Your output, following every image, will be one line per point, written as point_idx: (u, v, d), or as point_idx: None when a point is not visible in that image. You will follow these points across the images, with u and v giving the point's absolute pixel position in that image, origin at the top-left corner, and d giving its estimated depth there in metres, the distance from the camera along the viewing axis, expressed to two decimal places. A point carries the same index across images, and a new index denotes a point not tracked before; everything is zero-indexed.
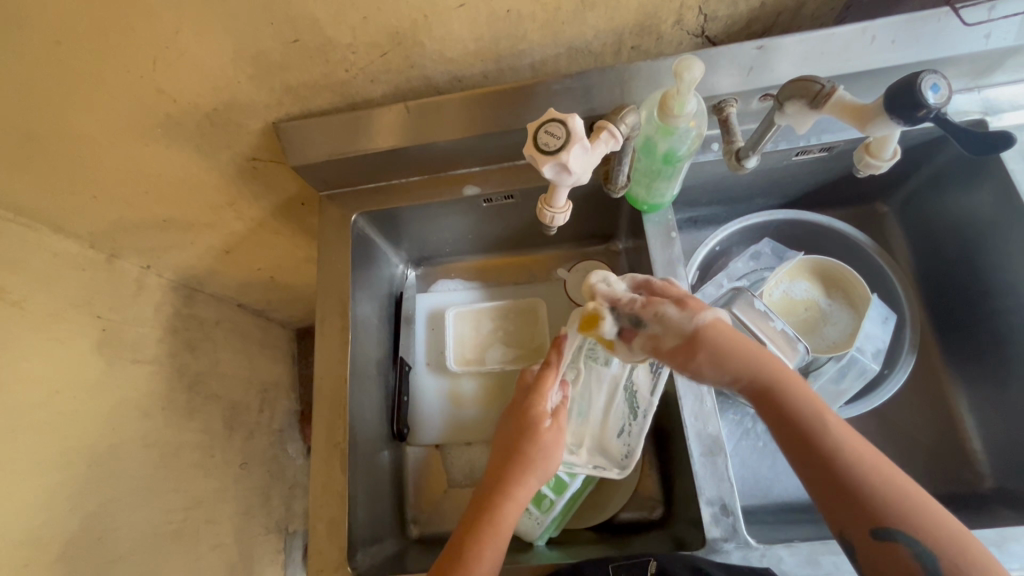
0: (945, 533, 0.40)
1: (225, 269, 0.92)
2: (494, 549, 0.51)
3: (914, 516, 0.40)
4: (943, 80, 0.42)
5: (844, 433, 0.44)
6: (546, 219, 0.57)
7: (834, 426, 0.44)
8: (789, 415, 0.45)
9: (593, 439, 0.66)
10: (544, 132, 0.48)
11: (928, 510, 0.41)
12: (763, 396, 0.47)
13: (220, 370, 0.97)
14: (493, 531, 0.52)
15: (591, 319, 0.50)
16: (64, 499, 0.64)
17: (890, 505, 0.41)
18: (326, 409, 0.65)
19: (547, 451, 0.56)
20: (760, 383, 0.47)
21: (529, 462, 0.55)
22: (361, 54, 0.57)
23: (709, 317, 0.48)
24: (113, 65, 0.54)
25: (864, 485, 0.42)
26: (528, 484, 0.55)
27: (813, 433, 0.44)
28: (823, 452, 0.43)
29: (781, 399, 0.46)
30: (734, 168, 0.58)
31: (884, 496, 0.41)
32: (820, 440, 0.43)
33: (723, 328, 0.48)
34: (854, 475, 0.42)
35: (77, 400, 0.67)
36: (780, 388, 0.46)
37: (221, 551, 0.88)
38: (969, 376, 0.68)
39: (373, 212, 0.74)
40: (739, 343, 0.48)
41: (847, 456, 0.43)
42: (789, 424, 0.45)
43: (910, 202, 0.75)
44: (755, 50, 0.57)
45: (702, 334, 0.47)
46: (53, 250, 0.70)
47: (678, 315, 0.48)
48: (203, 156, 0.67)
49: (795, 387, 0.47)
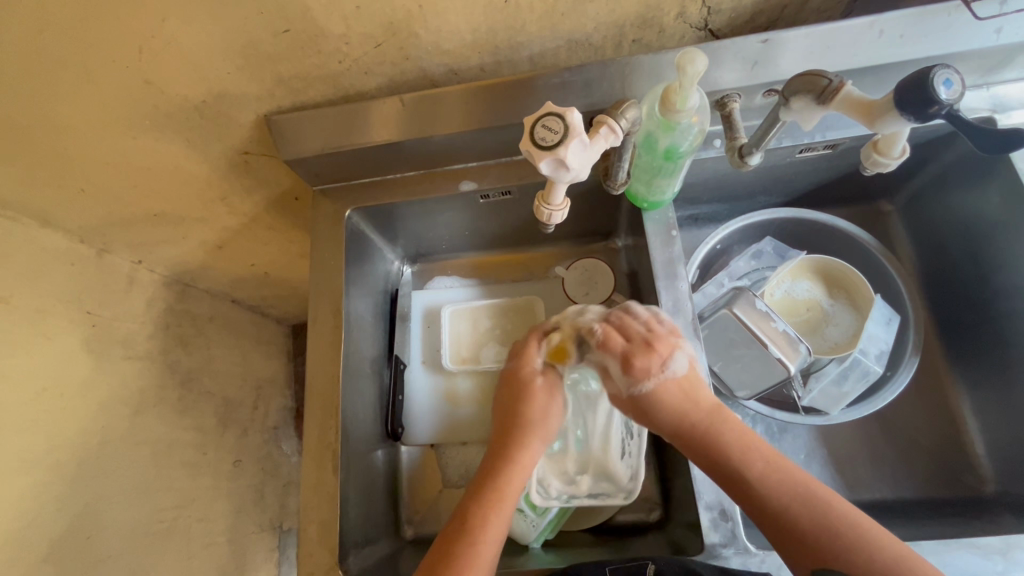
0: (881, 560, 0.41)
1: (218, 265, 0.91)
2: (499, 525, 0.51)
3: (848, 553, 0.42)
4: (956, 75, 0.40)
5: (771, 478, 0.46)
6: (544, 217, 0.56)
7: (761, 472, 0.47)
8: (720, 466, 0.49)
9: (596, 464, 0.65)
10: (541, 126, 0.47)
11: (861, 544, 0.42)
12: (699, 446, 0.50)
13: (214, 366, 0.96)
14: (500, 497, 0.52)
15: (557, 349, 0.60)
16: (51, 499, 0.62)
17: (823, 542, 0.42)
18: (318, 409, 0.63)
19: (544, 413, 0.58)
20: (693, 436, 0.50)
21: (530, 426, 0.57)
22: (354, 45, 0.56)
23: (650, 384, 0.52)
24: (98, 55, 0.52)
25: (795, 528, 0.44)
26: (533, 447, 0.57)
27: (742, 483, 0.47)
28: (752, 501, 0.46)
29: (713, 450, 0.49)
30: (737, 165, 0.56)
31: (815, 536, 0.43)
32: (748, 491, 0.47)
33: (665, 393, 0.51)
34: (785, 520, 0.44)
35: (66, 397, 0.66)
36: (712, 437, 0.50)
37: (214, 550, 0.87)
38: (972, 379, 0.67)
39: (368, 207, 0.72)
40: (678, 399, 0.51)
41: (774, 501, 0.45)
42: (722, 475, 0.48)
43: (914, 202, 0.73)
44: (760, 44, 0.55)
45: (640, 399, 0.53)
46: (41, 243, 0.68)
47: (620, 376, 0.53)
48: (193, 150, 0.65)
49: (726, 434, 0.49)
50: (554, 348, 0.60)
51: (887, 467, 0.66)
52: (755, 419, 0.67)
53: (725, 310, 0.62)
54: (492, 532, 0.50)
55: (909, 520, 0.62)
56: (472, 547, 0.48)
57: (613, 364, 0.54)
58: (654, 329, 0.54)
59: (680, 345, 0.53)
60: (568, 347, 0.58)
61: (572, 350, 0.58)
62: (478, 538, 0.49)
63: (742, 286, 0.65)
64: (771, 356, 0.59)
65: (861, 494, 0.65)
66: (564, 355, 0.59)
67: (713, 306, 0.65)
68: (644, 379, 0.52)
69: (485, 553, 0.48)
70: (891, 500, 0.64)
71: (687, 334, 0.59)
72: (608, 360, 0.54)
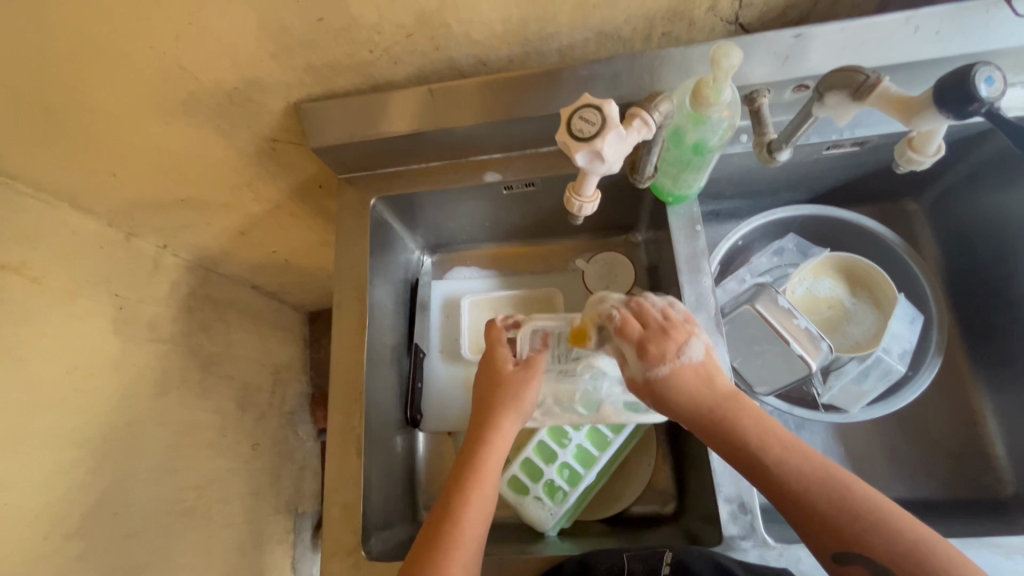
0: (903, 544, 0.41)
1: (240, 250, 0.92)
2: (484, 504, 0.52)
3: (868, 536, 0.42)
4: (998, 72, 0.40)
5: (790, 463, 0.46)
6: (574, 208, 0.56)
7: (780, 456, 0.47)
8: (736, 448, 0.49)
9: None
10: (578, 117, 0.47)
11: (881, 526, 0.42)
12: (713, 428, 0.50)
13: (234, 351, 0.97)
14: (479, 485, 0.53)
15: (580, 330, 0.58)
16: (81, 473, 0.64)
17: (843, 524, 0.43)
18: (341, 394, 0.64)
19: (512, 394, 0.58)
20: (709, 420, 0.50)
21: (505, 406, 0.58)
22: (386, 34, 0.56)
23: (666, 369, 0.51)
24: (135, 41, 0.53)
25: (813, 509, 0.44)
26: (508, 424, 0.57)
27: (759, 467, 0.47)
28: (770, 483, 0.46)
29: (729, 434, 0.49)
30: (765, 160, 0.56)
31: (834, 518, 0.43)
32: (764, 475, 0.47)
33: (679, 376, 0.51)
34: (803, 504, 0.44)
35: (95, 376, 0.68)
36: (727, 422, 0.49)
37: (234, 529, 0.89)
38: (996, 380, 0.67)
39: (392, 196, 0.73)
40: (694, 384, 0.51)
41: (792, 484, 0.45)
42: (738, 457, 0.48)
43: (941, 201, 0.73)
44: (792, 39, 0.55)
45: (656, 382, 0.52)
46: (73, 226, 0.70)
47: (635, 361, 0.53)
48: (222, 136, 0.66)
49: (742, 419, 0.50)
50: (576, 331, 0.58)
51: (906, 466, 0.66)
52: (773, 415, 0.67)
53: (746, 305, 0.62)
54: (473, 514, 0.51)
55: (928, 518, 0.62)
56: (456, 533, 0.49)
57: (632, 351, 0.53)
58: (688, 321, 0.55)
59: (696, 334, 0.53)
60: (590, 332, 0.57)
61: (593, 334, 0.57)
62: (463, 519, 0.50)
63: (764, 282, 0.65)
64: (792, 351, 0.59)
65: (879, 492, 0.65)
66: (587, 339, 0.58)
67: (734, 301, 0.65)
68: (659, 363, 0.52)
69: (468, 536, 0.49)
70: (908, 499, 0.64)
71: (709, 328, 0.60)
72: (628, 346, 0.53)
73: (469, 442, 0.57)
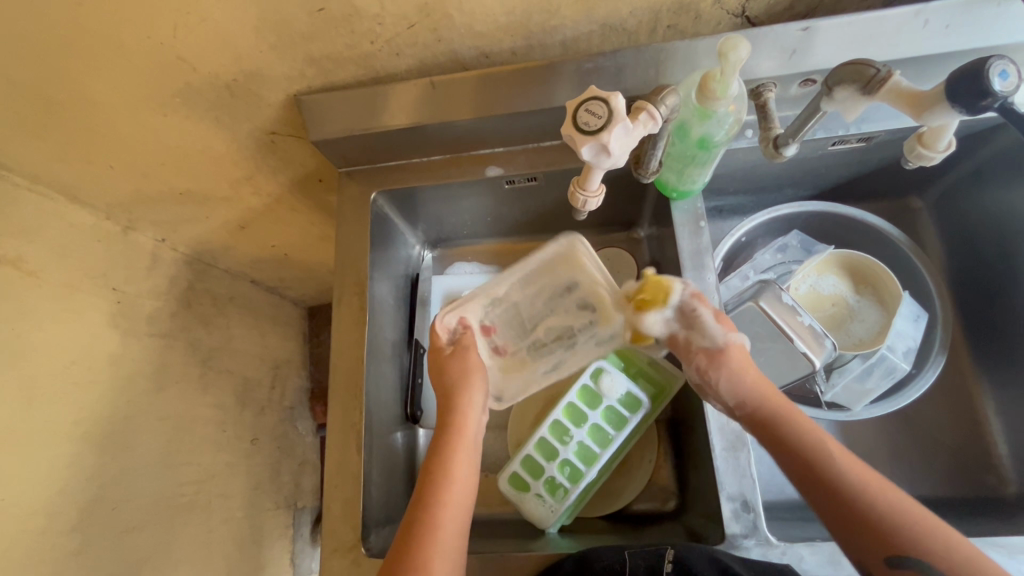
0: (959, 550, 0.42)
1: (239, 244, 0.91)
2: (464, 490, 0.53)
3: (922, 539, 0.42)
4: (1012, 66, 0.39)
5: (847, 464, 0.48)
6: (578, 203, 0.56)
7: (837, 455, 0.48)
8: (793, 449, 0.50)
9: (569, 269, 0.66)
10: (584, 110, 0.46)
11: (937, 532, 0.43)
12: (761, 421, 0.53)
13: (234, 345, 0.97)
14: (455, 461, 0.55)
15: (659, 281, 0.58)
16: (79, 468, 0.64)
17: (898, 525, 0.43)
18: (341, 390, 0.64)
19: (473, 373, 0.61)
20: (767, 411, 0.53)
21: (458, 386, 0.60)
22: (387, 25, 0.55)
23: (733, 339, 0.57)
24: (132, 30, 0.52)
25: (868, 511, 0.45)
26: (478, 402, 0.60)
27: (815, 464, 0.48)
28: (826, 485, 0.47)
29: (785, 429, 0.52)
30: (771, 155, 0.55)
31: (890, 519, 0.44)
32: (821, 472, 0.48)
33: (739, 351, 0.57)
34: (859, 502, 0.45)
35: (92, 370, 0.67)
36: (781, 419, 0.52)
37: (234, 524, 0.89)
38: (1000, 379, 0.67)
39: (392, 191, 0.72)
40: (748, 363, 0.56)
41: (848, 482, 0.46)
42: (796, 458, 0.50)
43: (946, 197, 0.72)
44: (799, 32, 0.54)
45: (727, 352, 0.56)
46: (70, 219, 0.69)
47: (710, 327, 0.57)
48: (221, 128, 0.65)
49: (799, 420, 0.52)
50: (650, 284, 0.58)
51: (908, 464, 0.66)
52: None
53: (750, 302, 0.61)
54: (457, 493, 0.52)
55: None
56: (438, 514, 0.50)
57: (710, 317, 0.56)
58: (585, 253, 0.64)
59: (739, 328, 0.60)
60: (671, 284, 0.58)
61: (678, 289, 0.57)
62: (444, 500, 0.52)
63: (767, 279, 0.65)
64: (795, 349, 0.59)
65: None
66: (663, 299, 0.58)
67: (738, 298, 0.65)
68: (728, 331, 0.57)
69: (448, 516, 0.50)
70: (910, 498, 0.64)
71: None
72: (703, 310, 0.57)
73: (439, 435, 0.58)
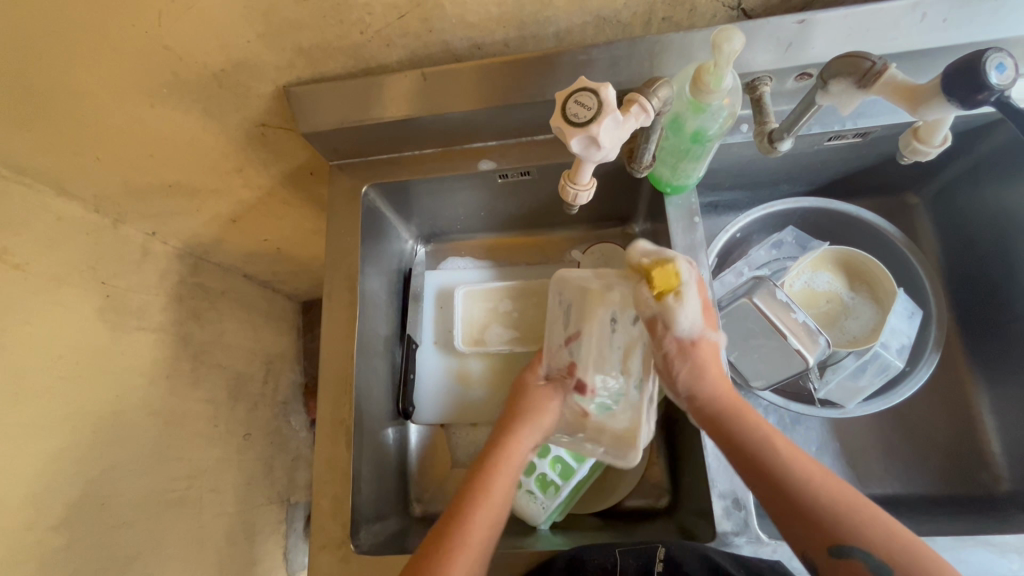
0: (899, 541, 0.42)
1: (231, 238, 0.90)
2: (494, 511, 0.50)
3: (864, 530, 0.42)
4: (1009, 59, 0.39)
5: (791, 454, 0.47)
6: (569, 197, 0.55)
7: (781, 446, 0.48)
8: (739, 437, 0.49)
9: (599, 300, 0.55)
10: (573, 102, 0.46)
11: (880, 523, 0.43)
12: (715, 416, 0.51)
13: (226, 340, 0.96)
14: (489, 482, 0.52)
15: (666, 265, 0.48)
16: (66, 463, 0.63)
17: (842, 516, 0.43)
18: (331, 385, 0.63)
19: (538, 408, 0.58)
20: (722, 407, 0.51)
21: (525, 420, 0.57)
22: (377, 15, 0.54)
23: (711, 341, 0.53)
24: (117, 18, 0.51)
25: (812, 502, 0.44)
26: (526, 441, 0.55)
27: (763, 456, 0.47)
28: (770, 474, 0.46)
29: (736, 421, 0.50)
30: (766, 151, 0.55)
31: (834, 511, 0.43)
32: (767, 463, 0.47)
33: (714, 356, 0.53)
34: (803, 495, 0.45)
35: (80, 364, 0.66)
36: (729, 414, 0.51)
37: (225, 519, 0.88)
38: (994, 376, 0.67)
39: (384, 184, 0.71)
40: (718, 365, 0.54)
41: (794, 474, 0.45)
42: (743, 448, 0.48)
43: (942, 195, 0.72)
44: (796, 25, 0.53)
45: (708, 352, 0.53)
46: (57, 211, 0.68)
47: (700, 319, 0.52)
48: (209, 120, 0.65)
49: (748, 412, 0.51)
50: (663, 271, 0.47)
51: (901, 462, 0.65)
52: (769, 410, 0.67)
53: (743, 299, 0.61)
54: (482, 518, 0.49)
55: (923, 515, 0.62)
56: (461, 529, 0.48)
57: (698, 304, 0.51)
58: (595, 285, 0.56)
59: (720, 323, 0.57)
60: (680, 264, 0.48)
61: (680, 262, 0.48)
62: (470, 514, 0.49)
63: (762, 276, 0.64)
64: (789, 346, 0.59)
65: (873, 487, 0.65)
66: (677, 282, 0.48)
67: (731, 295, 0.64)
68: (710, 333, 0.53)
69: (474, 541, 0.48)
70: (903, 495, 0.64)
71: None
72: (694, 292, 0.50)
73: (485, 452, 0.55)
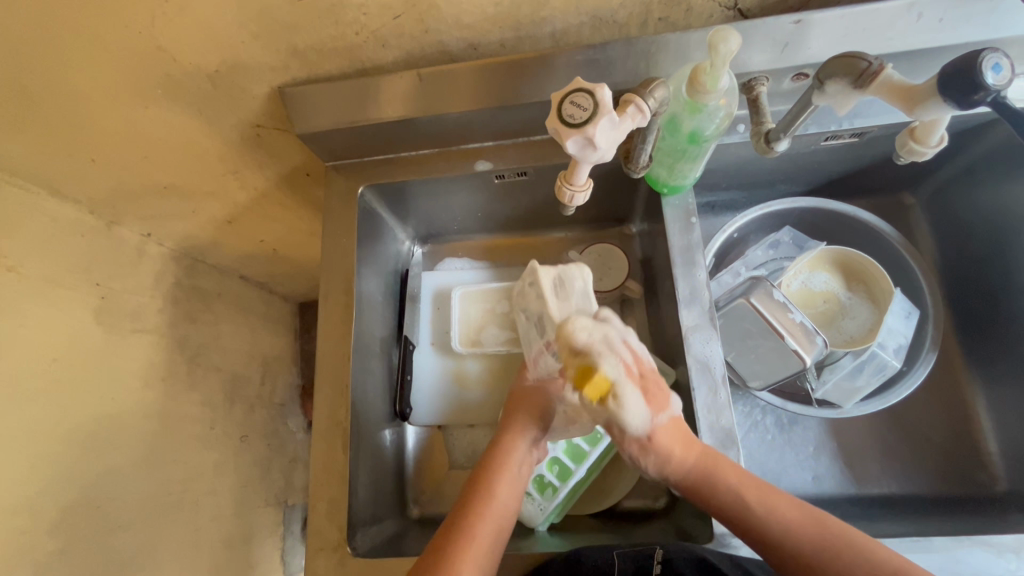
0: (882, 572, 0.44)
1: (227, 239, 0.90)
2: (503, 506, 0.54)
3: (848, 569, 0.45)
4: (1005, 60, 0.39)
5: (766, 507, 0.49)
6: (566, 198, 0.55)
7: (755, 503, 0.49)
8: (719, 503, 0.51)
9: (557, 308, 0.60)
10: (569, 103, 0.46)
11: (862, 555, 0.45)
12: (690, 489, 0.52)
13: (222, 342, 0.95)
14: (494, 480, 0.55)
15: (593, 374, 0.46)
16: (61, 467, 0.62)
17: (825, 563, 0.46)
18: (327, 387, 0.63)
19: (532, 399, 0.62)
20: (692, 477, 0.52)
21: (528, 412, 0.61)
22: (373, 15, 0.54)
23: (662, 420, 0.51)
24: (110, 19, 0.51)
25: (796, 554, 0.47)
26: (528, 432, 0.60)
27: (743, 518, 0.49)
28: (753, 537, 0.49)
29: (709, 488, 0.51)
30: (763, 151, 0.55)
31: (818, 560, 0.46)
32: (748, 525, 0.49)
33: (672, 429, 0.52)
34: (787, 549, 0.47)
35: (75, 367, 0.66)
36: (702, 481, 0.51)
37: (222, 522, 0.88)
38: (990, 376, 0.67)
39: (380, 184, 0.71)
40: (678, 436, 0.52)
41: (774, 530, 0.48)
42: (724, 514, 0.50)
43: (938, 194, 0.72)
44: (792, 25, 0.53)
45: (661, 435, 0.51)
46: (51, 213, 0.68)
47: (641, 410, 0.49)
48: (204, 121, 0.64)
49: (723, 475, 0.51)
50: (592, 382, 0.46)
51: (898, 462, 0.65)
52: (766, 410, 0.67)
53: (740, 299, 0.61)
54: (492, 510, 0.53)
55: (921, 515, 0.62)
56: (469, 526, 0.51)
57: (640, 395, 0.49)
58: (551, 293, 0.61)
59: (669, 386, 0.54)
60: (604, 367, 0.46)
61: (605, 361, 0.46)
62: (480, 514, 0.52)
63: (759, 276, 0.64)
64: (786, 347, 0.59)
65: (870, 487, 0.65)
66: (609, 386, 0.47)
67: (728, 295, 0.64)
68: (657, 416, 0.51)
69: (483, 532, 0.51)
70: (900, 495, 0.64)
71: (702, 322, 0.59)
72: (631, 386, 0.48)
73: (487, 453, 0.59)
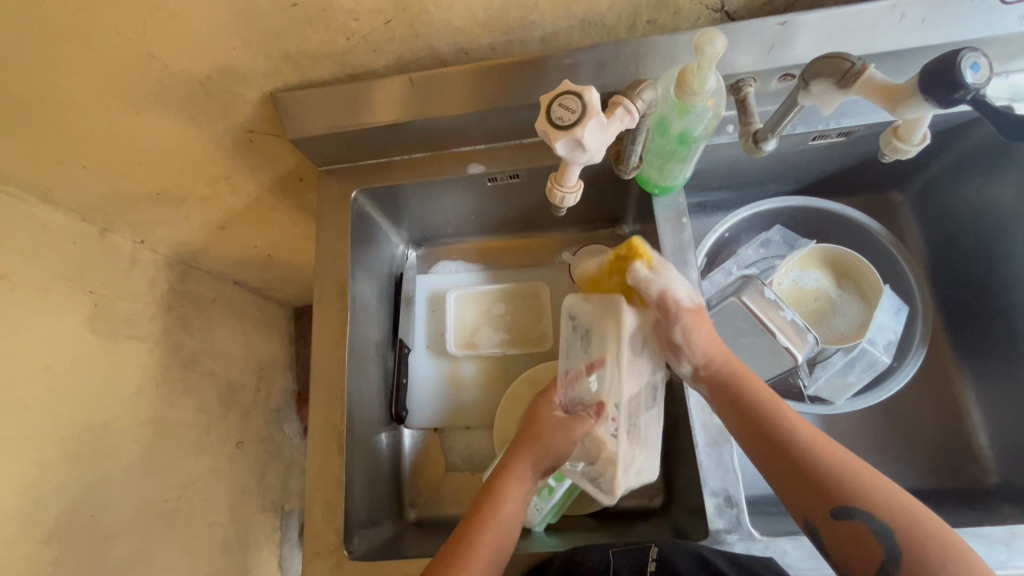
0: (899, 501, 0.44)
1: (220, 245, 0.90)
2: (503, 535, 0.52)
3: (867, 490, 0.45)
4: (983, 59, 0.40)
5: (795, 420, 0.50)
6: (557, 199, 0.55)
7: (788, 413, 0.51)
8: (748, 405, 0.52)
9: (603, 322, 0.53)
10: (557, 105, 0.46)
11: (881, 484, 0.45)
12: (721, 381, 0.54)
13: (216, 348, 0.95)
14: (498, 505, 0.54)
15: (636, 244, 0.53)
16: (54, 475, 0.62)
17: (840, 481, 0.45)
18: (322, 391, 0.63)
19: (549, 428, 0.58)
20: (732, 375, 0.53)
21: (541, 443, 0.57)
22: (363, 20, 0.54)
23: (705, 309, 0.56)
24: (100, 26, 0.51)
25: (816, 466, 0.47)
26: (536, 463, 0.57)
27: (773, 421, 0.50)
28: (777, 441, 0.49)
29: (742, 389, 0.52)
30: (751, 151, 0.56)
31: (836, 475, 0.46)
32: (775, 427, 0.50)
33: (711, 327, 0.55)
34: (810, 457, 0.47)
35: (68, 375, 0.66)
36: (738, 382, 0.53)
37: (217, 529, 0.87)
38: (979, 371, 0.68)
39: (373, 188, 0.71)
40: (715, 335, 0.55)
41: (801, 436, 0.49)
42: (752, 415, 0.51)
43: (925, 192, 0.73)
44: (777, 26, 0.54)
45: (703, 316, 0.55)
46: (43, 220, 0.67)
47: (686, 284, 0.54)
48: (196, 127, 0.64)
49: (756, 383, 0.53)
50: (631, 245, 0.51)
51: (891, 456, 0.66)
52: None
53: (733, 298, 0.61)
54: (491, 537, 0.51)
55: None
56: (468, 548, 0.50)
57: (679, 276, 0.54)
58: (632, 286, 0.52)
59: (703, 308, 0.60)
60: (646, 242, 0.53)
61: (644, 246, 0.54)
62: (478, 539, 0.51)
63: (750, 274, 0.65)
64: (778, 344, 0.59)
65: None
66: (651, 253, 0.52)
67: (721, 294, 0.65)
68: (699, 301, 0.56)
69: (481, 555, 0.50)
70: None
71: None
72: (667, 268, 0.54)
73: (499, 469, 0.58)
